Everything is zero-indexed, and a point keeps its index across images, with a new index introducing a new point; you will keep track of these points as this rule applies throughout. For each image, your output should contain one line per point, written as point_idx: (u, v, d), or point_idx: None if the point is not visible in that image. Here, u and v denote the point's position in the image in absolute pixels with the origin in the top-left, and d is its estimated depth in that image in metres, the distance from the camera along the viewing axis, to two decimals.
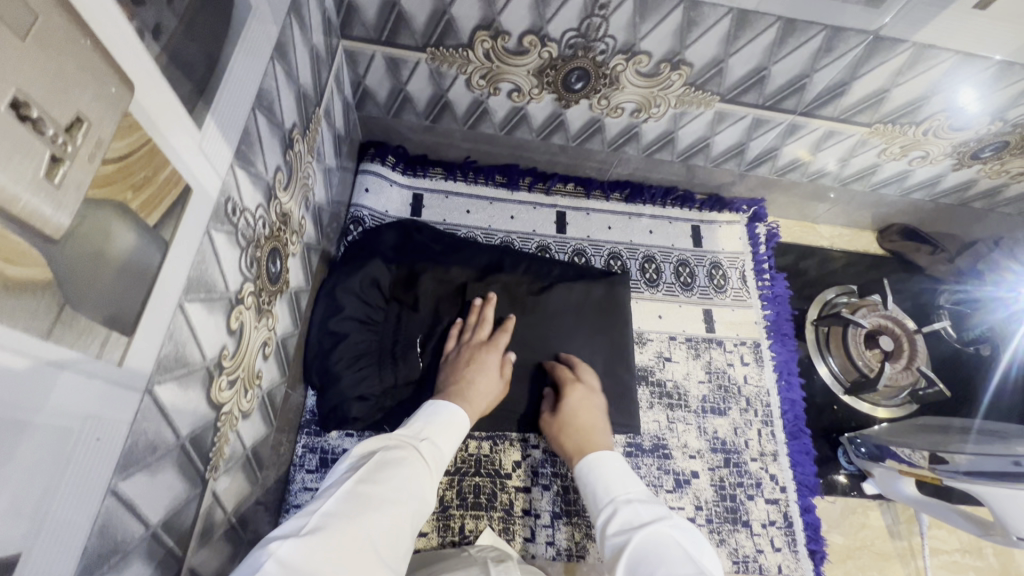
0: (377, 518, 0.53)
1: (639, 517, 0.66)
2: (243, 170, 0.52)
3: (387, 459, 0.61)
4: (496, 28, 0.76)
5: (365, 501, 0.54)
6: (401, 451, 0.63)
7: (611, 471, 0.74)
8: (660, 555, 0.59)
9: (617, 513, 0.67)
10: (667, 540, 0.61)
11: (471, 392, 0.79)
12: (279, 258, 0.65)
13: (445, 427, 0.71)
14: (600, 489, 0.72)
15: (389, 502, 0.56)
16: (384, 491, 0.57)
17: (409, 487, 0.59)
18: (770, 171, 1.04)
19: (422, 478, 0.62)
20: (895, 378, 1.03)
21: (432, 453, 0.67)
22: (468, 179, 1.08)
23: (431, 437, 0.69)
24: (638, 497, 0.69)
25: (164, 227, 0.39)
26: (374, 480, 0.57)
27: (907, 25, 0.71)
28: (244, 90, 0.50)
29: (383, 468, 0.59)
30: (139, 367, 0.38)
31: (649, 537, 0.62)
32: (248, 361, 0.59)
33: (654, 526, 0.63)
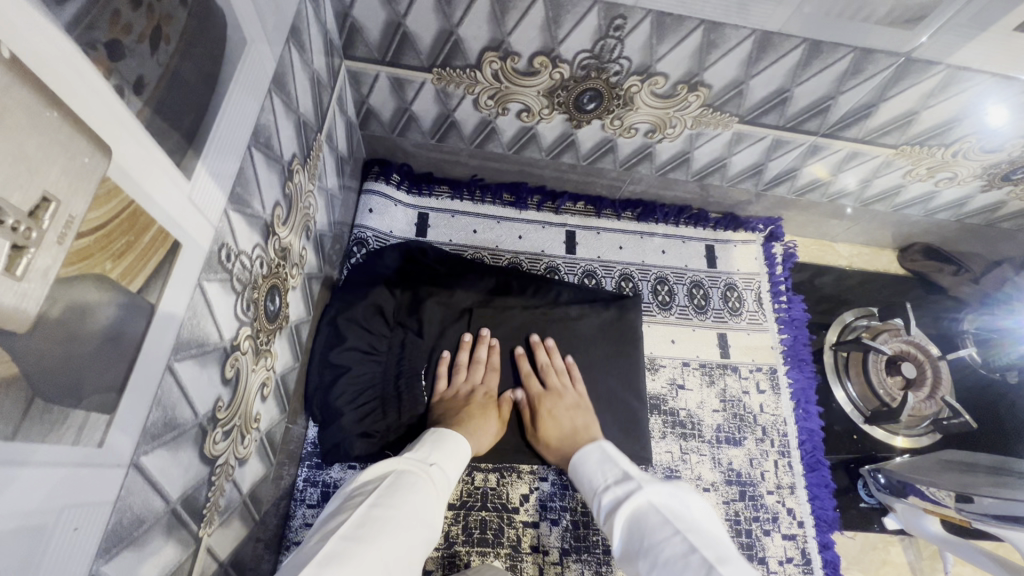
0: (389, 545, 0.52)
1: (622, 498, 0.66)
2: (239, 212, 0.49)
3: (398, 483, 0.60)
4: (505, 49, 0.72)
5: (378, 525, 0.53)
6: (411, 475, 0.62)
7: (593, 459, 0.73)
8: (645, 526, 0.60)
9: (605, 503, 0.68)
10: (648, 512, 0.61)
11: (474, 427, 0.77)
12: (278, 295, 0.62)
13: (452, 450, 0.70)
14: (587, 490, 0.72)
15: (402, 525, 0.55)
16: (395, 516, 0.55)
17: (421, 512, 0.58)
18: (789, 191, 1.00)
19: (432, 503, 0.61)
20: (917, 407, 0.99)
21: (440, 477, 0.66)
22: (475, 198, 1.05)
23: (440, 461, 0.68)
24: (617, 478, 0.69)
25: (149, 289, 0.36)
26: (385, 506, 0.56)
27: (941, 47, 0.67)
28: (239, 129, 0.47)
29: (395, 492, 0.58)
30: (122, 442, 0.35)
31: (632, 517, 0.62)
32: (245, 406, 0.56)
33: (635, 504, 0.63)
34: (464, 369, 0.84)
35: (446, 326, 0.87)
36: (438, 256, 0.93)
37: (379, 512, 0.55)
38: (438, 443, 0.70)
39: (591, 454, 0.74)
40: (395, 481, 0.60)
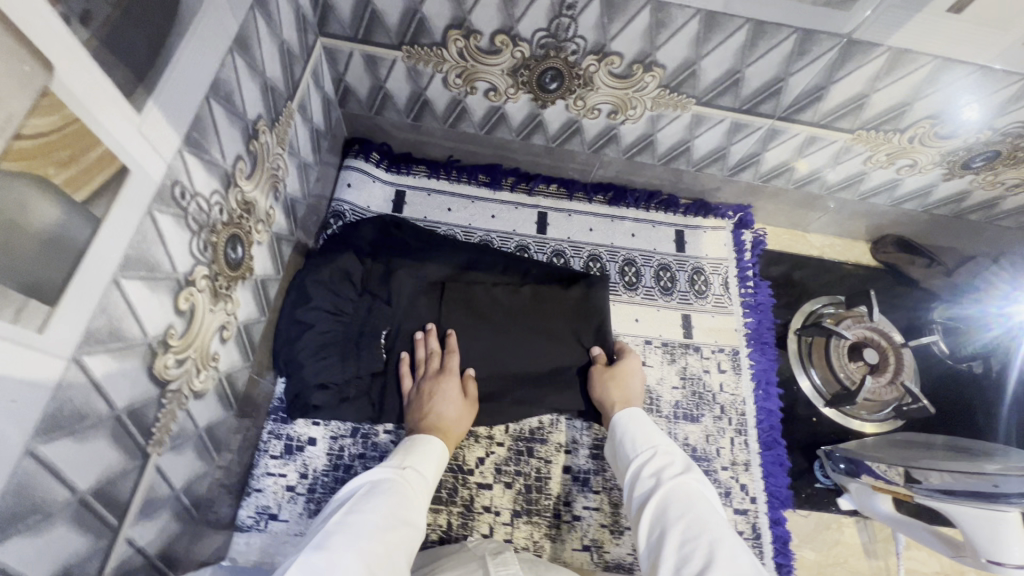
0: (366, 541, 0.57)
1: (671, 469, 0.70)
2: (196, 156, 0.54)
3: (372, 490, 0.65)
4: (467, 27, 0.77)
5: (351, 529, 0.58)
6: (386, 480, 0.67)
7: (644, 427, 0.78)
8: (689, 502, 0.64)
9: (649, 462, 0.72)
10: (699, 493, 0.66)
11: (439, 423, 0.79)
12: (240, 244, 0.66)
13: (423, 454, 0.75)
14: (630, 445, 0.76)
15: (376, 527, 0.59)
16: (370, 516, 0.60)
17: (395, 511, 0.63)
18: (754, 177, 1.03)
19: (405, 502, 0.65)
20: (878, 393, 1.00)
21: (416, 476, 0.71)
22: (451, 178, 1.09)
23: (415, 463, 0.72)
24: (671, 452, 0.73)
25: (96, 204, 0.41)
26: (359, 512, 0.61)
27: (879, 28, 0.70)
28: (197, 78, 0.52)
29: (368, 498, 0.63)
30: (64, 335, 0.40)
31: (679, 487, 0.67)
32: (201, 341, 0.61)
33: (687, 479, 0.68)
34: (426, 363, 0.85)
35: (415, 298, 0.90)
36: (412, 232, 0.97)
37: (354, 516, 0.60)
38: (410, 448, 0.75)
39: (643, 423, 0.79)
40: (370, 489, 0.65)
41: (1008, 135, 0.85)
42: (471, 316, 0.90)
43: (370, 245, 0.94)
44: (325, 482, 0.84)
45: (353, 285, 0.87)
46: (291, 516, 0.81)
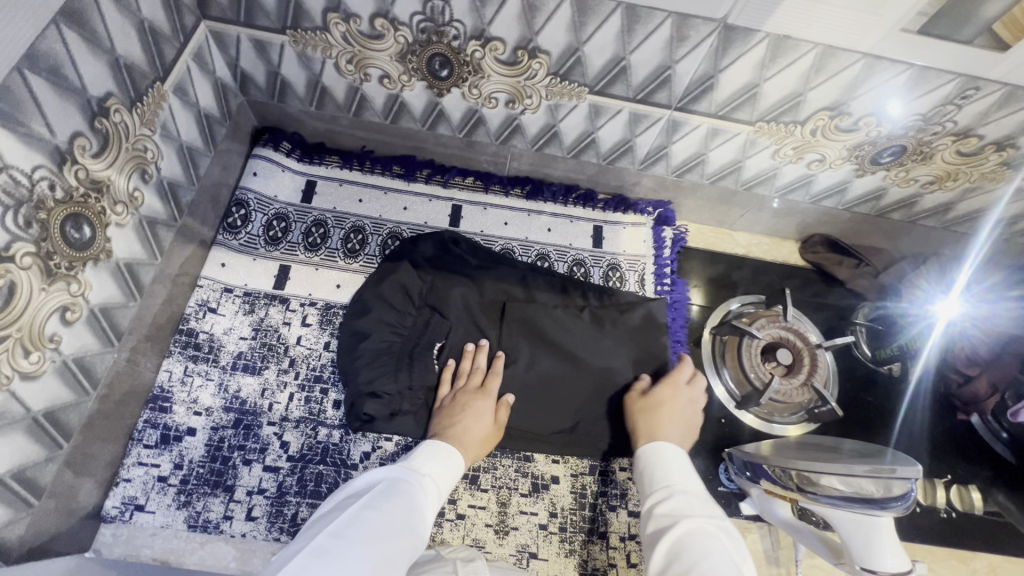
0: (375, 544, 0.58)
1: (693, 507, 0.69)
2: (5, 127, 0.53)
3: (390, 491, 0.66)
4: (344, 10, 0.76)
5: (363, 525, 0.60)
6: (403, 485, 0.69)
7: (673, 465, 0.77)
8: (706, 546, 0.63)
9: (669, 500, 0.71)
10: (716, 535, 0.65)
11: (462, 434, 0.82)
12: (87, 225, 0.65)
13: (441, 461, 0.76)
14: (653, 480, 0.76)
15: (387, 529, 0.60)
16: (380, 517, 0.61)
17: (407, 516, 0.64)
18: (668, 171, 1.01)
19: (417, 510, 0.66)
20: (788, 394, 0.96)
21: (430, 485, 0.72)
22: (363, 168, 1.07)
23: (431, 473, 0.73)
24: (697, 493, 0.72)
25: None
26: (375, 509, 0.62)
27: (750, 14, 0.68)
28: (0, 47, 0.50)
29: (385, 499, 0.65)
30: None
31: (692, 529, 0.65)
32: (30, 321, 0.59)
33: (707, 519, 0.67)
34: (466, 379, 0.90)
35: (468, 312, 0.96)
36: (470, 248, 1.02)
37: (368, 515, 0.61)
38: (428, 454, 0.77)
39: (676, 461, 0.77)
40: (386, 489, 0.67)
41: (909, 129, 0.83)
42: (522, 339, 0.95)
43: (428, 259, 0.99)
44: (199, 473, 0.82)
45: (411, 298, 0.93)
46: (159, 507, 0.79)
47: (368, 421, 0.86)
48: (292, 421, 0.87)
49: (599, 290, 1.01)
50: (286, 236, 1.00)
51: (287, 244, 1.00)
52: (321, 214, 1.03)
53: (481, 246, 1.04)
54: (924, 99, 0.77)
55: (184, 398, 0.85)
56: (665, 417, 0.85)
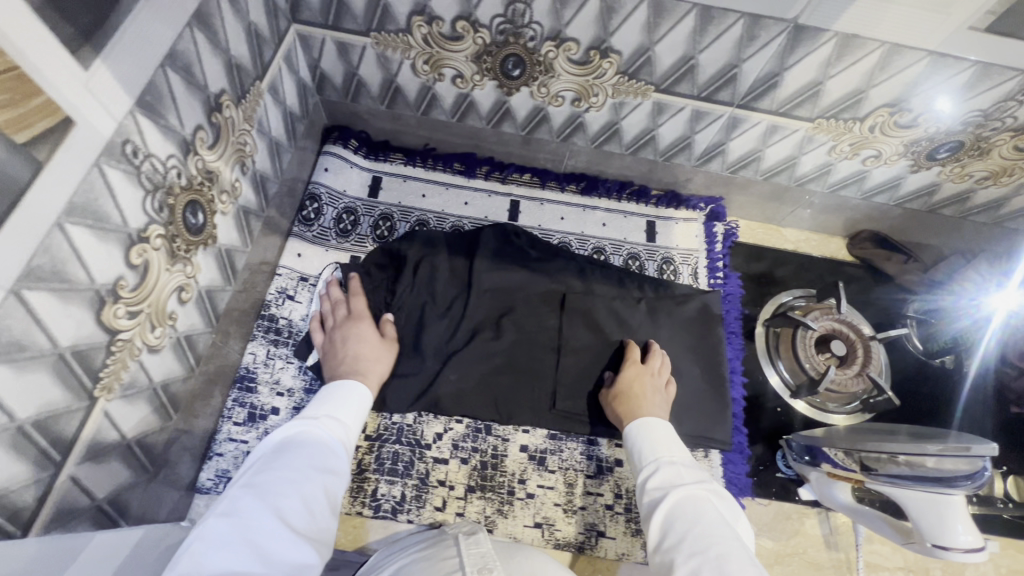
0: (278, 498, 0.58)
1: (682, 478, 0.72)
2: (150, 119, 0.58)
3: (286, 444, 0.66)
4: (429, 13, 0.81)
5: (259, 491, 0.59)
6: (305, 431, 0.68)
7: (661, 436, 0.79)
8: (699, 515, 0.66)
9: (658, 472, 0.74)
10: (708, 502, 0.68)
11: (351, 360, 0.83)
12: (201, 211, 0.70)
13: (341, 399, 0.76)
14: (640, 453, 0.78)
15: (289, 482, 0.60)
16: (280, 471, 0.61)
17: (307, 460, 0.64)
18: (723, 167, 1.04)
19: (320, 451, 0.67)
20: (843, 384, 0.99)
21: (334, 423, 0.72)
22: (427, 165, 1.12)
23: (332, 412, 0.74)
24: (681, 461, 0.75)
25: (37, 148, 0.45)
26: (270, 471, 0.62)
27: (822, 13, 0.71)
28: (150, 47, 0.56)
29: (281, 454, 0.64)
30: (4, 265, 0.44)
31: (685, 499, 0.68)
32: (156, 298, 0.64)
33: (695, 489, 0.70)
34: (331, 313, 0.90)
35: (529, 302, 0.98)
36: (529, 240, 1.05)
37: (266, 474, 0.61)
38: (326, 398, 0.76)
39: (661, 432, 0.79)
40: (282, 443, 0.66)
41: (969, 125, 0.85)
42: (582, 330, 0.97)
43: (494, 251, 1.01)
44: None
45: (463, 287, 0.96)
46: None
47: (436, 405, 0.89)
48: None
49: (655, 282, 1.05)
50: (355, 228, 1.05)
51: (357, 236, 1.05)
52: (387, 209, 1.08)
53: (539, 239, 1.07)
54: (986, 96, 0.80)
55: (268, 379, 0.90)
56: (645, 393, 0.86)
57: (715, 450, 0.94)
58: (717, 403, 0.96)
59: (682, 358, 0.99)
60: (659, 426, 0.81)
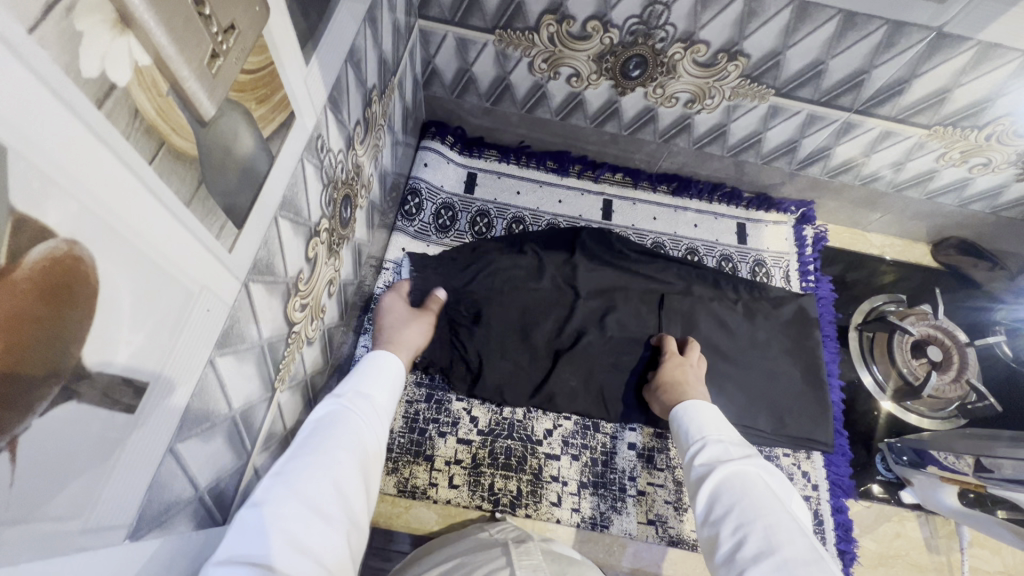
0: (316, 485, 0.51)
1: (729, 454, 0.68)
2: (334, 115, 0.59)
3: (318, 425, 0.59)
4: (562, 12, 0.81)
5: (287, 474, 0.52)
6: (342, 412, 0.62)
7: (708, 415, 0.75)
8: (745, 489, 0.62)
9: (705, 449, 0.70)
10: (757, 475, 0.64)
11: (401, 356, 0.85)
12: (350, 205, 0.71)
13: (381, 380, 0.71)
14: (687, 432, 0.74)
15: (320, 464, 0.53)
16: (318, 453, 0.55)
17: (338, 439, 0.57)
18: (822, 171, 1.05)
19: (353, 429, 0.60)
20: (941, 389, 1.01)
21: (372, 407, 0.66)
22: (520, 163, 1.13)
23: (362, 390, 0.67)
24: (731, 440, 0.70)
25: (273, 142, 0.45)
26: (299, 453, 0.55)
27: (971, 22, 0.71)
28: (341, 44, 0.56)
29: (318, 436, 0.57)
30: (242, 257, 0.44)
31: (732, 473, 0.64)
32: (317, 291, 0.65)
33: (741, 461, 0.66)
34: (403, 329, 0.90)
35: (630, 301, 0.96)
36: (625, 238, 1.04)
37: (303, 456, 0.54)
38: (367, 376, 0.70)
39: (707, 412, 0.76)
40: (318, 425, 0.59)
41: None
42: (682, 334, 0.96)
43: (594, 249, 1.01)
44: (401, 444, 0.88)
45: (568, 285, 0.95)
46: None
47: (549, 401, 0.90)
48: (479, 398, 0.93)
49: (749, 284, 1.02)
50: (454, 224, 1.06)
51: (456, 232, 1.05)
52: (484, 205, 1.08)
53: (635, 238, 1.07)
54: None
55: None
56: (688, 382, 0.83)
57: (817, 453, 0.95)
58: (817, 405, 0.96)
59: (781, 361, 0.97)
60: (708, 408, 0.78)
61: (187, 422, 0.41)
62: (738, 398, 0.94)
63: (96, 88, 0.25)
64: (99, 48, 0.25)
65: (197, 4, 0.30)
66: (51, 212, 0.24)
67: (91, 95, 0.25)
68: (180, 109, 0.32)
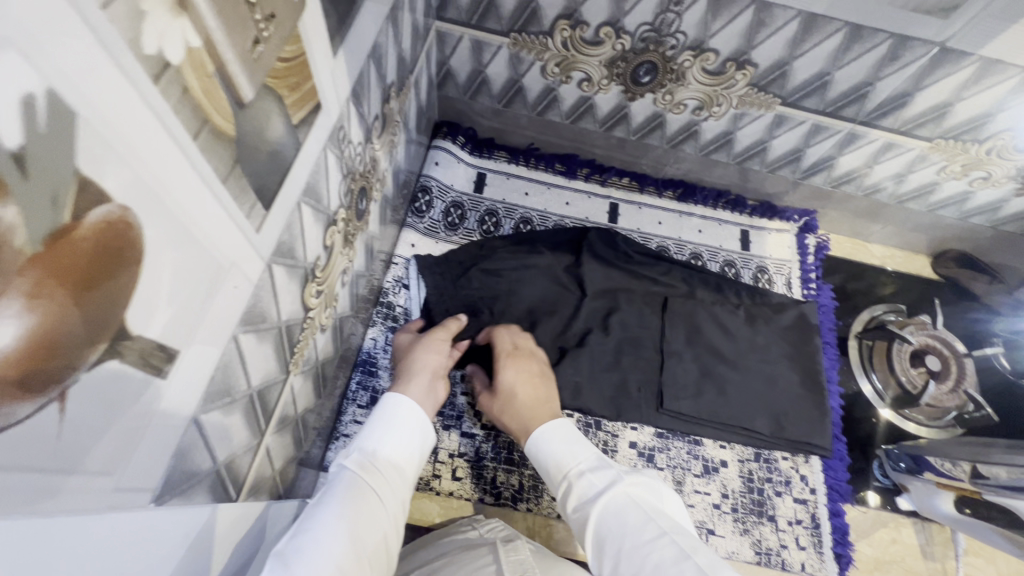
0: (315, 568, 0.47)
1: (593, 487, 0.65)
2: (355, 107, 0.60)
3: (337, 499, 0.56)
4: (577, 18, 0.83)
5: (294, 553, 0.48)
6: (348, 485, 0.59)
7: (557, 443, 0.71)
8: (624, 531, 0.59)
9: (572, 490, 0.66)
10: (626, 501, 0.62)
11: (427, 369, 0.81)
12: (365, 197, 0.73)
13: (398, 435, 0.67)
14: (548, 473, 0.70)
15: (329, 548, 0.50)
16: (321, 533, 0.51)
17: (351, 517, 0.54)
18: (825, 181, 1.07)
19: (368, 509, 0.57)
20: (939, 398, 1.03)
21: (382, 470, 0.62)
22: (529, 164, 1.15)
23: (384, 453, 0.64)
24: (590, 466, 0.67)
25: (300, 130, 0.47)
26: (309, 530, 0.52)
27: (972, 38, 0.74)
28: (365, 39, 0.58)
29: (320, 514, 0.54)
30: (268, 238, 0.45)
31: (607, 513, 0.61)
32: (332, 279, 0.67)
33: (606, 493, 0.63)
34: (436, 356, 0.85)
35: (634, 302, 0.98)
36: (631, 241, 1.06)
37: (305, 535, 0.51)
38: (381, 429, 0.67)
39: (556, 441, 0.71)
40: (323, 500, 0.56)
41: None
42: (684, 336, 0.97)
43: (599, 250, 1.03)
44: None
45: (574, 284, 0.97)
46: None
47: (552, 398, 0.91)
48: None
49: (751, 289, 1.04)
50: (462, 222, 1.08)
51: (464, 230, 1.07)
52: (492, 205, 1.10)
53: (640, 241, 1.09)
54: None
55: (388, 364, 0.93)
56: (518, 397, 0.78)
57: (816, 457, 0.96)
58: (816, 410, 0.97)
59: (782, 365, 0.99)
60: (552, 427, 0.73)
61: (211, 393, 0.42)
62: (739, 401, 0.95)
63: (153, 64, 0.27)
64: (160, 27, 0.27)
65: None
66: (109, 177, 0.26)
67: (149, 71, 0.27)
68: (223, 91, 0.34)
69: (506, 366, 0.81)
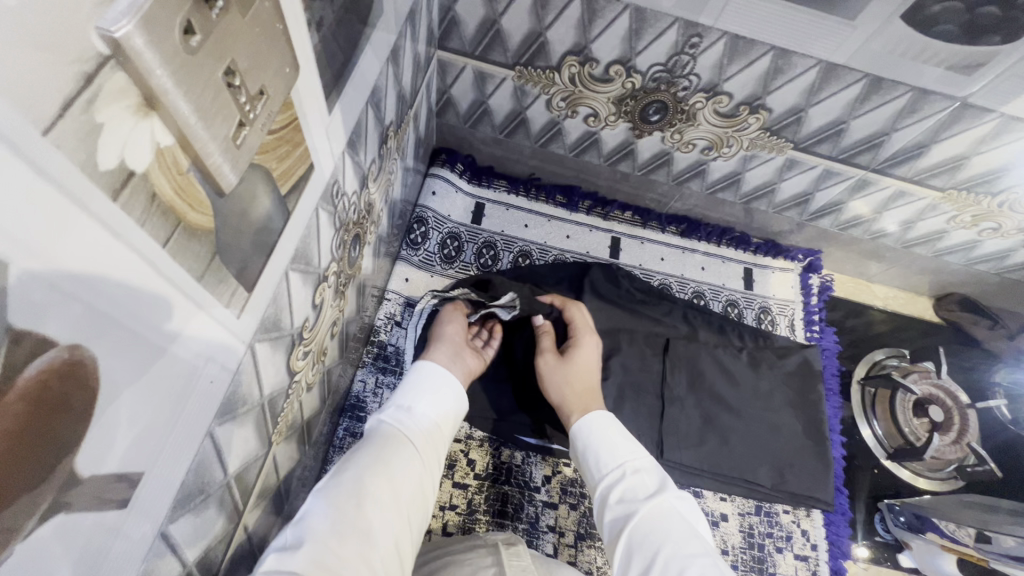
0: (357, 503, 0.50)
1: (642, 487, 0.63)
2: (351, 157, 0.56)
3: (375, 440, 0.58)
4: (586, 54, 0.79)
5: (333, 488, 0.51)
6: (385, 429, 0.60)
7: (613, 434, 0.69)
8: (668, 536, 0.58)
9: (619, 481, 0.64)
10: (673, 512, 0.60)
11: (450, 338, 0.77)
12: (358, 244, 0.68)
13: (432, 394, 0.67)
14: (596, 458, 0.68)
15: (367, 485, 0.52)
16: (363, 470, 0.53)
17: (385, 458, 0.56)
18: (832, 224, 1.05)
19: (402, 449, 0.58)
20: (941, 451, 1.01)
21: (417, 423, 0.63)
22: (529, 195, 1.10)
23: (414, 405, 0.65)
24: (642, 466, 0.66)
25: (289, 198, 0.42)
26: (348, 468, 0.54)
27: (995, 95, 0.71)
28: (363, 86, 0.54)
29: (361, 453, 0.56)
30: (250, 320, 0.41)
31: (653, 515, 0.60)
32: (320, 336, 0.62)
33: (657, 496, 0.62)
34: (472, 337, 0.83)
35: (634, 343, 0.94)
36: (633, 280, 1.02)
37: (347, 471, 0.53)
38: (414, 385, 0.68)
39: (612, 432, 0.69)
40: (363, 441, 0.59)
41: None
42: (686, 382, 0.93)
43: (600, 289, 0.99)
44: None
45: None
46: None
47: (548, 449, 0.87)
48: (477, 439, 0.90)
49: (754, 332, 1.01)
50: (459, 255, 1.03)
51: (460, 263, 1.03)
52: (490, 236, 1.06)
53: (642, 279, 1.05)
54: None
55: (377, 408, 0.88)
56: (595, 381, 0.76)
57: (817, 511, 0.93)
58: (820, 462, 0.93)
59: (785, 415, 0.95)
60: (610, 422, 0.70)
61: (183, 497, 0.38)
62: (741, 451, 0.90)
63: (111, 179, 0.23)
64: (119, 136, 0.23)
65: (227, 75, 0.28)
66: (52, 322, 0.22)
67: (106, 188, 0.23)
68: (199, 184, 0.29)
69: (586, 343, 0.79)
